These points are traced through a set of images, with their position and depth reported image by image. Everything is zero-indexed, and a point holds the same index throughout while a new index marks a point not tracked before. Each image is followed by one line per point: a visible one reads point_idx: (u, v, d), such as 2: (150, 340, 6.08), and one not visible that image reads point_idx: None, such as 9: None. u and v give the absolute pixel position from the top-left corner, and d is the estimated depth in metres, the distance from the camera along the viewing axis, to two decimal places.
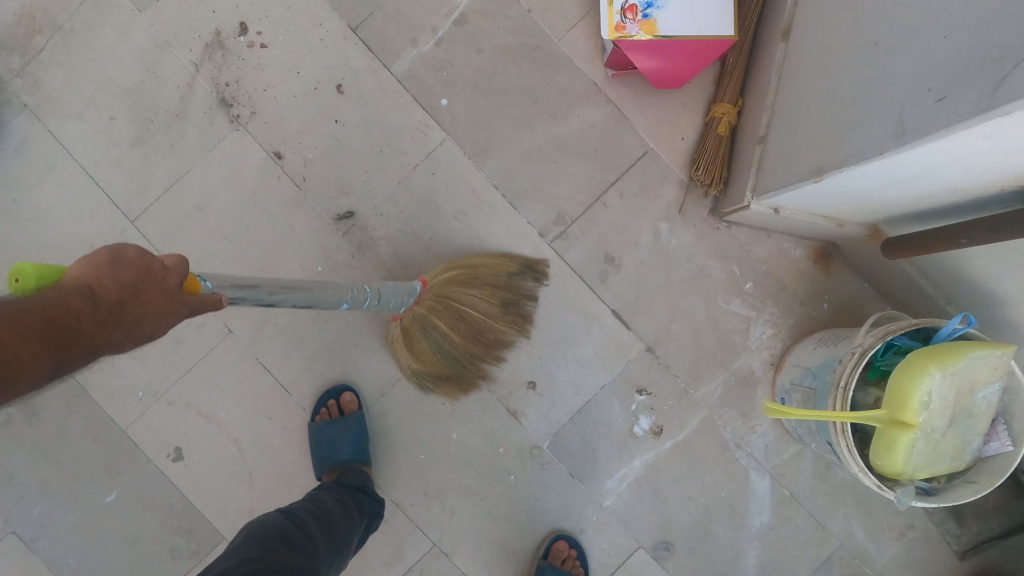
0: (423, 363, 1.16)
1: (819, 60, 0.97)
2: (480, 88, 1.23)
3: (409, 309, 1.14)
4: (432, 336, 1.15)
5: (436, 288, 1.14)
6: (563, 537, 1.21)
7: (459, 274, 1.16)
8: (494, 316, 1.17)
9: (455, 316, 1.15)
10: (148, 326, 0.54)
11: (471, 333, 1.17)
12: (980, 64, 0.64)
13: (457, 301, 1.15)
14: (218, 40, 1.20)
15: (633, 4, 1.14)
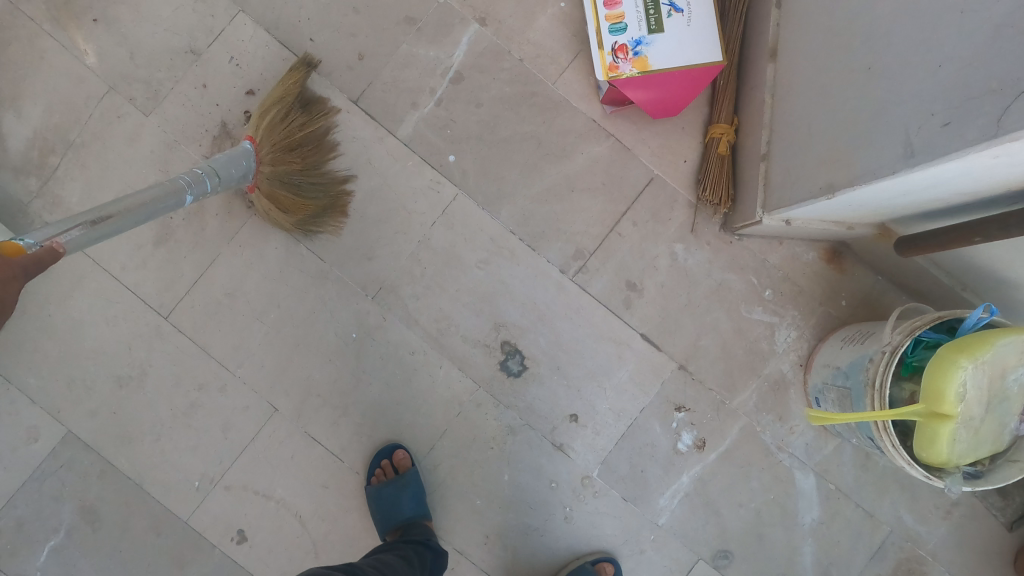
0: (293, 204, 1.15)
1: (815, 83, 1.04)
2: (484, 139, 1.26)
3: (255, 173, 1.14)
4: (290, 182, 1.15)
5: (269, 140, 1.12)
6: (610, 560, 1.23)
7: (275, 113, 1.13)
8: (309, 121, 1.17)
9: (289, 149, 1.14)
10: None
11: (300, 144, 1.16)
12: (980, 95, 0.72)
13: (284, 135, 1.13)
14: (225, 131, 1.22)
15: (622, 44, 1.19)
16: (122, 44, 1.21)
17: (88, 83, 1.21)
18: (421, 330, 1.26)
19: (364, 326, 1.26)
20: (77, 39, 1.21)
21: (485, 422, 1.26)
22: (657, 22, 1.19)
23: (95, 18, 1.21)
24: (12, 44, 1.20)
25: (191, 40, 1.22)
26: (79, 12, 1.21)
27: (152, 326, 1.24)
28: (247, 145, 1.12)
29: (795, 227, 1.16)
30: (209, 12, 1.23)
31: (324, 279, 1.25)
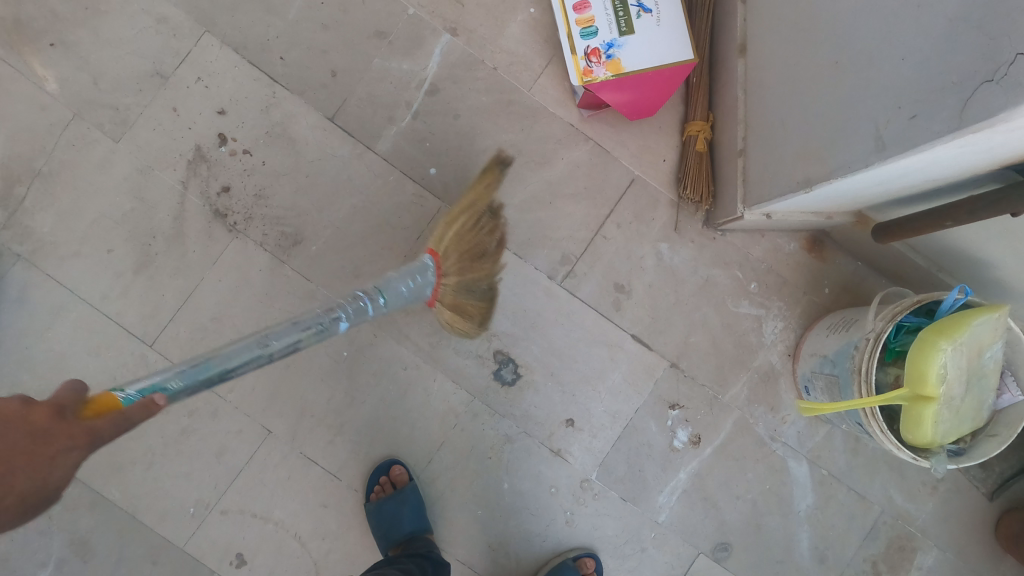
0: (476, 311, 1.12)
1: (784, 79, 1.06)
2: (464, 150, 1.27)
3: (434, 288, 1.08)
4: (473, 290, 1.11)
5: (453, 253, 1.07)
6: (592, 555, 1.24)
7: (460, 224, 1.07)
8: (496, 222, 1.13)
9: (477, 257, 1.10)
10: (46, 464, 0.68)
11: (489, 249, 1.12)
12: (943, 88, 0.74)
13: (472, 245, 1.09)
14: (200, 154, 1.20)
15: (595, 47, 1.20)
16: (83, 67, 1.17)
17: (51, 110, 1.17)
18: (413, 345, 1.26)
19: (356, 344, 1.25)
20: (34, 64, 1.16)
21: (482, 432, 1.26)
22: (627, 24, 1.20)
23: (52, 41, 1.17)
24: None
25: (157, 62, 1.19)
26: (34, 36, 1.17)
27: (136, 355, 1.17)
28: (428, 259, 1.08)
29: (776, 220, 1.18)
30: (173, 33, 1.19)
31: (311, 299, 1.24)
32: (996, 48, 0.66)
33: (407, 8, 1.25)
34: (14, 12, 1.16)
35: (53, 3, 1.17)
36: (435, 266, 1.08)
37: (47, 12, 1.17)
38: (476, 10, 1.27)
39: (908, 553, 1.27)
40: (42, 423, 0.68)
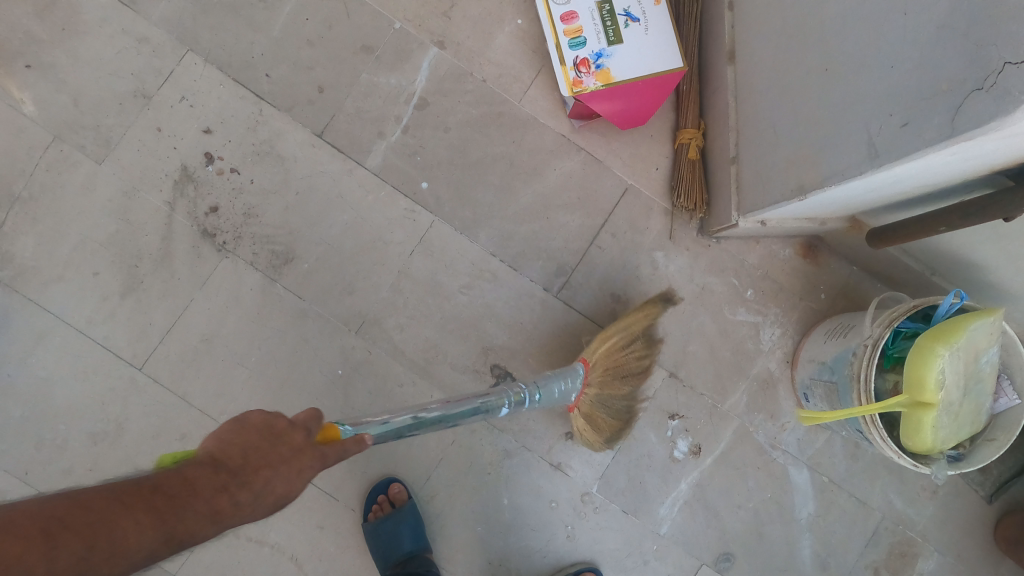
0: (609, 424, 1.17)
1: (773, 85, 1.05)
2: (456, 164, 1.27)
3: (582, 393, 1.15)
4: (608, 402, 1.16)
5: (601, 366, 1.13)
6: (594, 569, 1.23)
7: (614, 341, 1.14)
8: (650, 349, 1.18)
9: (622, 374, 1.15)
10: (277, 481, 0.63)
11: (635, 373, 1.17)
12: (933, 95, 0.74)
13: (620, 360, 1.15)
14: (186, 174, 1.18)
15: (584, 58, 1.19)
16: (62, 89, 1.15)
17: (30, 133, 1.14)
18: (408, 361, 1.24)
19: (350, 362, 1.23)
20: (11, 87, 1.14)
21: (481, 448, 1.25)
22: (615, 33, 1.19)
23: (28, 63, 1.15)
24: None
25: (139, 82, 1.17)
26: (13, 58, 1.15)
27: (125, 379, 1.15)
28: (580, 367, 1.14)
29: (770, 227, 1.17)
30: (154, 52, 1.18)
31: (304, 317, 1.22)
32: (984, 55, 0.66)
33: (393, 21, 1.24)
34: None
35: (29, 25, 1.15)
36: (586, 372, 1.14)
37: (23, 33, 1.15)
38: (463, 22, 1.26)
39: (909, 557, 1.27)
40: (259, 441, 0.64)
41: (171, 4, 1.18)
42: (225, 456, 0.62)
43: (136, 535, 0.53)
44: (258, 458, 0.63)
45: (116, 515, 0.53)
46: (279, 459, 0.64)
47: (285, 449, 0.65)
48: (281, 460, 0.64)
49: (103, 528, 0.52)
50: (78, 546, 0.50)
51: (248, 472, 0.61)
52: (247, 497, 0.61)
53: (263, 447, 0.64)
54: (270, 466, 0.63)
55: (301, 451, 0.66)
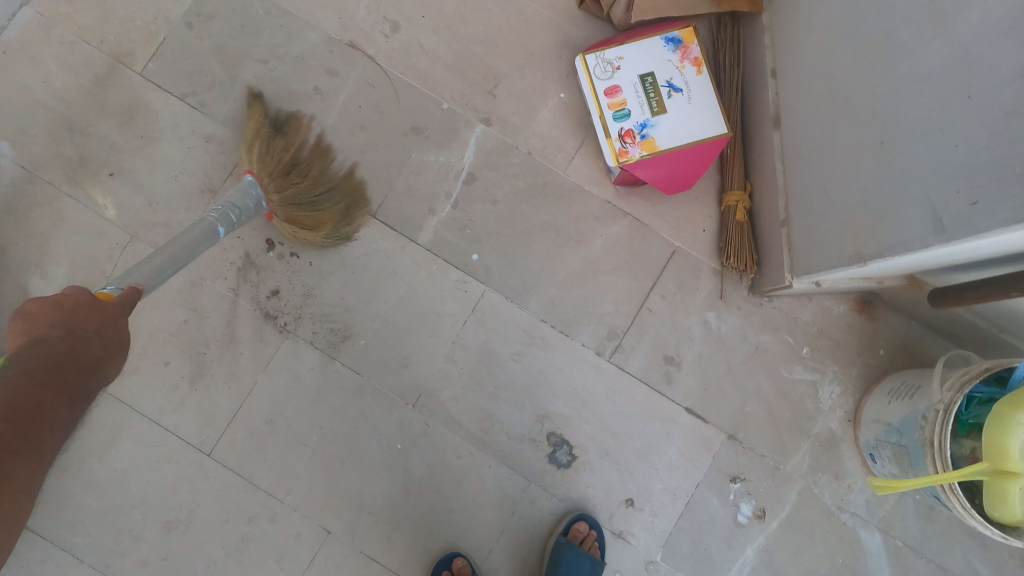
0: (312, 222, 1.20)
1: (822, 154, 1.06)
2: (504, 233, 1.30)
3: (267, 202, 1.18)
4: (299, 201, 1.20)
5: (267, 171, 1.17)
6: (583, 517, 1.21)
7: (260, 143, 1.20)
8: (286, 139, 1.23)
9: (288, 171, 1.20)
10: (103, 325, 0.77)
11: (293, 164, 1.21)
12: (1005, 176, 0.70)
13: (275, 160, 1.19)
14: (249, 261, 1.24)
15: (629, 128, 1.22)
16: (138, 190, 1.27)
17: (111, 235, 1.25)
18: (464, 432, 1.24)
19: (408, 435, 1.23)
20: (96, 195, 1.26)
21: (541, 518, 1.24)
22: (658, 103, 1.23)
23: (111, 171, 1.27)
24: (35, 207, 1.25)
25: (206, 177, 1.28)
26: (96, 169, 1.27)
27: (195, 465, 1.18)
28: (247, 178, 1.17)
29: (824, 287, 1.16)
30: (220, 148, 1.29)
31: (362, 392, 1.23)
32: None
33: (440, 102, 1.32)
34: (78, 151, 1.27)
35: (111, 136, 1.28)
36: (256, 183, 1.17)
37: (106, 145, 1.28)
38: (507, 99, 1.33)
39: None
40: (69, 312, 0.75)
41: (236, 104, 1.30)
42: (42, 338, 0.73)
43: (49, 404, 0.69)
44: (74, 323, 0.75)
45: (19, 396, 0.67)
46: (96, 316, 0.77)
47: (87, 307, 0.76)
48: (96, 314, 0.77)
49: (19, 410, 0.66)
50: (26, 433, 0.66)
51: (83, 336, 0.75)
52: (97, 348, 0.76)
53: (74, 317, 0.75)
54: (93, 324, 0.76)
55: (105, 303, 0.78)
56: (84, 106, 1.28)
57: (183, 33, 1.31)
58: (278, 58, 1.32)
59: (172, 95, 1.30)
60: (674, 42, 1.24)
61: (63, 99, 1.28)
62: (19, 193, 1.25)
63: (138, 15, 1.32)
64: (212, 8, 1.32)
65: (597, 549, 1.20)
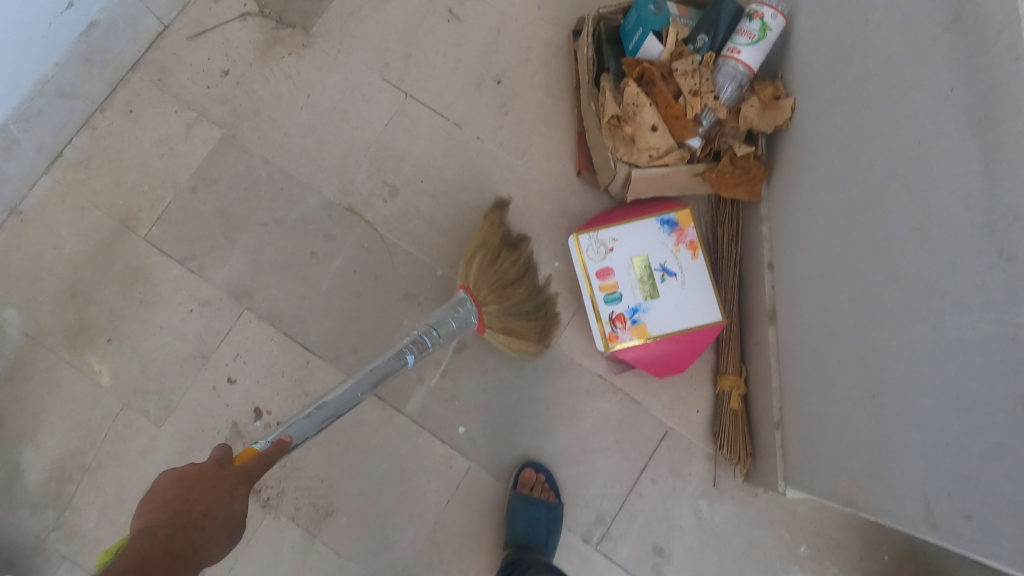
0: (527, 331, 1.21)
1: (815, 371, 1.03)
2: (492, 407, 1.27)
3: (484, 314, 1.18)
4: (516, 312, 1.21)
5: (490, 283, 1.18)
6: (529, 465, 1.23)
7: (484, 257, 1.20)
8: (517, 251, 1.25)
9: (511, 282, 1.21)
10: (215, 503, 0.66)
11: (515, 276, 1.23)
12: (995, 511, 0.67)
13: (499, 274, 1.20)
14: (236, 430, 1.28)
15: (620, 312, 1.20)
16: (133, 357, 1.32)
17: (104, 403, 1.30)
18: None
19: None
20: (92, 361, 1.32)
21: None
22: (650, 288, 1.21)
23: (109, 337, 1.33)
24: (33, 376, 1.31)
25: (199, 344, 1.32)
26: (94, 335, 1.33)
27: None
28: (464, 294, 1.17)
29: None
30: (215, 313, 1.33)
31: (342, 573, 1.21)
32: None
33: (435, 268, 1.35)
34: (80, 316, 1.33)
35: (112, 303, 1.34)
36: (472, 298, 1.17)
37: (107, 311, 1.34)
38: None
39: None
40: (200, 484, 0.67)
41: (233, 268, 1.35)
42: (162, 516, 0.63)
43: None
44: (186, 503, 0.65)
45: None
46: (210, 494, 0.67)
47: (203, 482, 0.68)
48: (208, 492, 0.67)
49: None
50: None
51: (186, 522, 0.63)
52: (200, 532, 0.63)
53: (187, 496, 0.65)
54: (200, 505, 0.65)
55: (230, 471, 0.71)
56: (89, 271, 1.36)
57: (187, 197, 1.39)
58: (277, 222, 1.37)
59: (173, 259, 1.36)
60: (669, 224, 1.23)
61: (70, 266, 1.35)
62: (21, 361, 1.31)
63: (147, 180, 1.40)
64: (216, 172, 1.40)
65: (549, 489, 1.21)
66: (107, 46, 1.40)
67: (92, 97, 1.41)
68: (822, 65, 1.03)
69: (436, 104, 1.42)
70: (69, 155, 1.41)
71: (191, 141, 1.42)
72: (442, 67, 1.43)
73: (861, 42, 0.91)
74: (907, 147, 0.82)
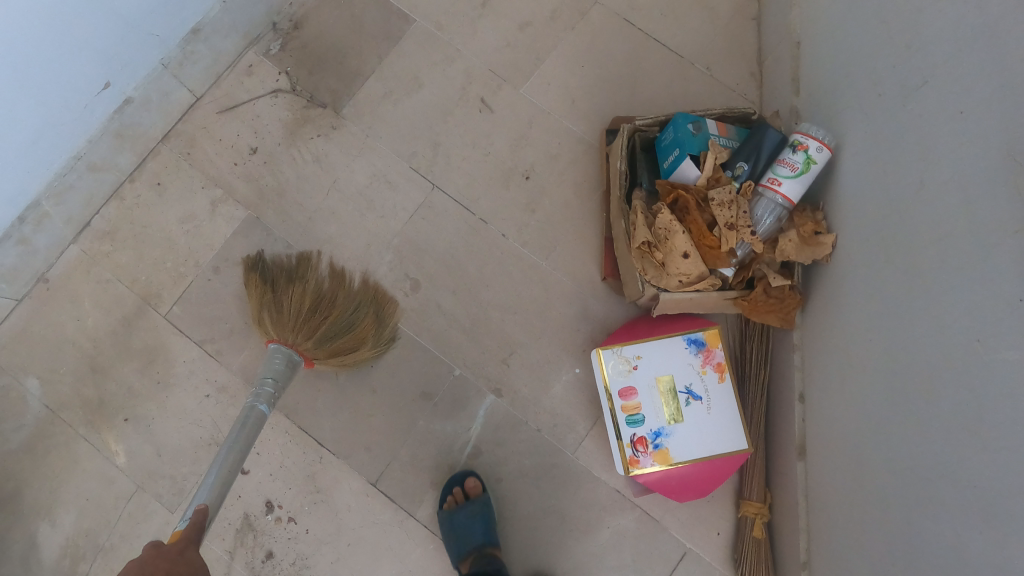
0: (354, 342, 1.22)
1: (849, 526, 0.99)
2: (506, 515, 1.26)
3: (304, 354, 1.18)
4: (333, 333, 1.19)
5: (290, 326, 1.17)
6: None
7: (271, 308, 1.19)
8: (298, 282, 1.24)
9: (309, 313, 1.19)
10: (174, 562, 0.74)
11: (310, 305, 1.20)
12: None
13: (289, 312, 1.18)
14: (248, 522, 1.26)
15: (642, 434, 1.17)
16: (149, 440, 1.30)
17: (119, 484, 1.29)
18: None
19: None
20: (109, 440, 1.30)
21: None
22: (675, 411, 1.17)
23: (126, 417, 1.31)
24: (52, 450, 1.29)
25: (214, 431, 1.30)
26: (112, 414, 1.31)
27: None
28: (273, 346, 1.16)
29: None
30: (232, 400, 1.32)
31: None
32: None
33: (453, 367, 1.33)
34: (98, 392, 1.31)
35: (132, 381, 1.32)
36: (283, 345, 1.16)
37: (125, 390, 1.31)
38: (520, 370, 1.32)
39: None
40: (154, 560, 0.73)
41: (251, 354, 1.34)
42: None
43: None
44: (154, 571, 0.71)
45: None
46: (165, 561, 0.74)
47: (154, 559, 0.74)
48: (164, 561, 0.74)
49: None
50: None
51: None
52: None
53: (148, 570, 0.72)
54: (165, 567, 0.73)
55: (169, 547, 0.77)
56: (110, 348, 1.33)
57: (208, 277, 1.37)
58: None
59: (191, 341, 1.34)
60: (696, 344, 1.20)
61: (92, 341, 1.33)
62: (40, 434, 1.29)
63: (170, 256, 1.37)
64: (239, 254, 1.39)
65: None
66: (139, 121, 1.39)
67: (122, 169, 1.38)
68: (871, 207, 0.99)
69: (462, 196, 1.41)
70: (96, 225, 1.37)
71: (215, 220, 1.40)
72: (470, 158, 1.43)
73: (917, 206, 0.88)
74: (963, 337, 0.79)
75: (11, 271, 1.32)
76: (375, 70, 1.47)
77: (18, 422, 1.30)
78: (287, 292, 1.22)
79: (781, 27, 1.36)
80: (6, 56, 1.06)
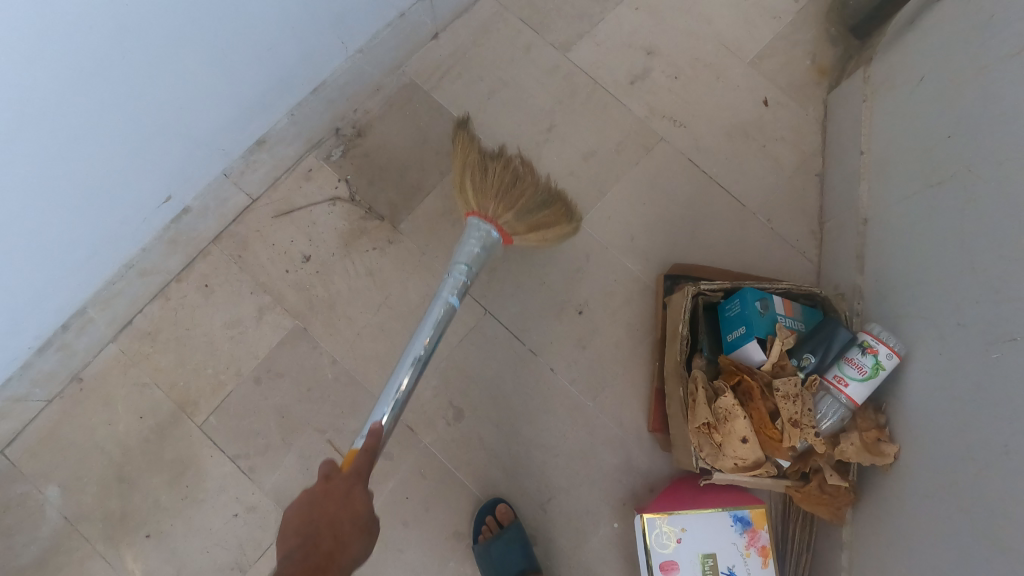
0: (550, 220, 1.20)
1: None
2: None
3: (502, 225, 1.16)
4: (532, 208, 1.18)
5: (491, 198, 1.15)
6: None
7: (472, 176, 1.17)
8: (501, 159, 1.21)
9: (510, 184, 1.16)
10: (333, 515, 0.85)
11: (511, 178, 1.17)
12: None
13: (492, 181, 1.16)
14: None
15: None
16: (170, 559, 1.28)
17: None
18: None
19: None
20: (128, 557, 1.27)
21: None
22: None
23: (148, 532, 1.29)
24: (66, 566, 1.26)
25: (240, 554, 1.28)
26: (134, 528, 1.29)
27: None
28: (474, 218, 1.15)
29: None
30: (261, 522, 1.30)
31: None
32: None
33: None
34: (121, 504, 1.29)
35: (159, 493, 1.30)
36: (483, 219, 1.15)
37: (151, 503, 1.30)
38: (559, 519, 1.30)
39: None
40: (322, 509, 0.85)
41: (285, 474, 1.32)
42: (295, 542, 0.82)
43: None
44: (313, 518, 0.84)
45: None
46: (330, 509, 0.86)
47: (320, 502, 0.86)
48: (325, 509, 0.86)
49: None
50: None
51: (319, 536, 0.83)
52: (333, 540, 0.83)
53: (313, 511, 0.85)
54: (326, 517, 0.85)
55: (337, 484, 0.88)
56: (139, 456, 1.32)
57: (250, 388, 1.36)
58: (337, 430, 1.34)
59: (225, 455, 1.33)
60: (742, 522, 1.18)
61: (120, 448, 1.32)
62: (54, 548, 1.27)
63: (212, 363, 1.37)
64: (283, 366, 1.37)
65: None
66: (194, 227, 1.36)
67: (170, 270, 1.38)
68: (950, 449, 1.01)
69: (516, 325, 1.38)
70: (138, 324, 1.37)
71: (262, 328, 1.38)
72: (527, 286, 1.41)
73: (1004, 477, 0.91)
74: None
75: (48, 374, 1.28)
76: (436, 186, 1.46)
77: (32, 534, 1.27)
78: (489, 164, 1.18)
79: (847, 196, 1.43)
80: (67, 196, 1.04)
